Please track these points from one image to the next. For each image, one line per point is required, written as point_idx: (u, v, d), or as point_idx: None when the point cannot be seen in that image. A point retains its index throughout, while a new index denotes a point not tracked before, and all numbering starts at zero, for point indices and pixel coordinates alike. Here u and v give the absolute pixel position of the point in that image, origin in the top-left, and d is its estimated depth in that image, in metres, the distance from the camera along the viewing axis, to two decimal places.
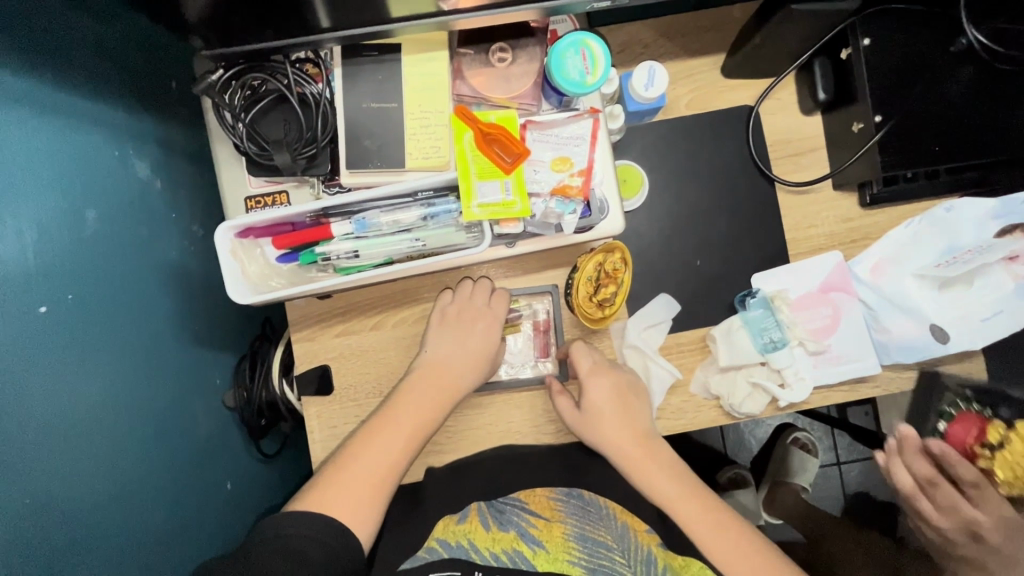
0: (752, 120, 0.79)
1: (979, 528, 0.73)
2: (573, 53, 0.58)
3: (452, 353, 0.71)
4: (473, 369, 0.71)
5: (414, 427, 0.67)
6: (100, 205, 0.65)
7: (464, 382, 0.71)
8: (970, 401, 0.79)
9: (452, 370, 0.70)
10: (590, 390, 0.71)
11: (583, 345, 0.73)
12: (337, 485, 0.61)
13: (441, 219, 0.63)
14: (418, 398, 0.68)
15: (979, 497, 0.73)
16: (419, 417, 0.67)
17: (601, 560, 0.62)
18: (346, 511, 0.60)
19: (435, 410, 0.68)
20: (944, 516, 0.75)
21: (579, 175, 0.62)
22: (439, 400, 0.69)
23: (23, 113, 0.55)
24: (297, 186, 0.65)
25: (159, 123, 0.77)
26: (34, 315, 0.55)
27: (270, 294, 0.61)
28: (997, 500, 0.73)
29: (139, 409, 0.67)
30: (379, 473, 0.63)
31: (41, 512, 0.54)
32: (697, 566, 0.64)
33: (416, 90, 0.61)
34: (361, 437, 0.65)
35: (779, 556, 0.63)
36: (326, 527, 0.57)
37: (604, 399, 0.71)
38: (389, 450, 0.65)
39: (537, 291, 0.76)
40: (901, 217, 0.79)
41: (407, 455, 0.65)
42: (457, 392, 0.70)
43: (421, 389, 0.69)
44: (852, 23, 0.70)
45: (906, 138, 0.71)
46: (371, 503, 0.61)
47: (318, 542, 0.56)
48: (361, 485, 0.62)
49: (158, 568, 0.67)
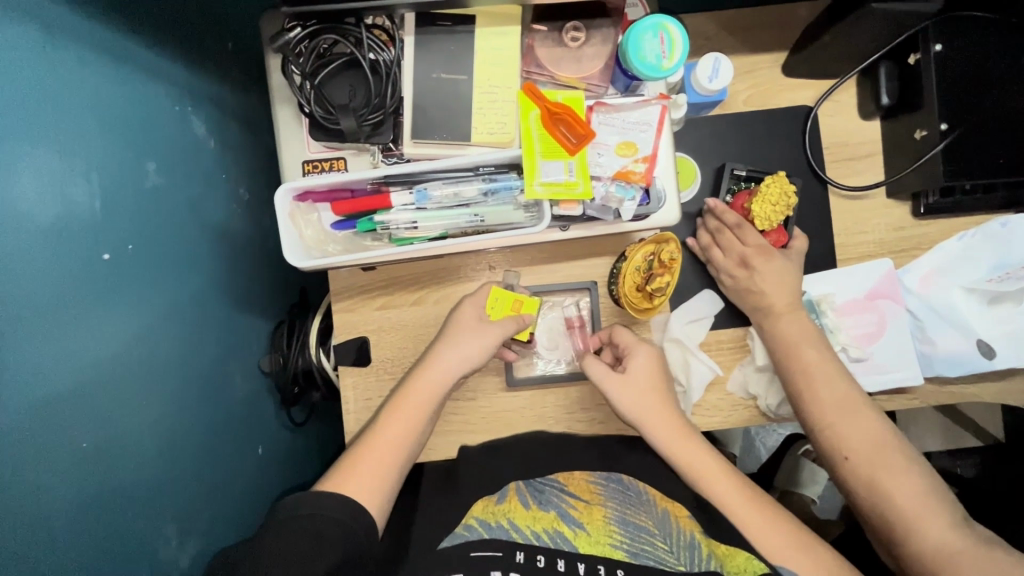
0: (811, 120, 0.78)
1: (747, 257, 0.74)
2: (652, 36, 0.58)
3: (444, 344, 0.69)
4: (459, 362, 0.68)
5: (415, 412, 0.66)
6: (160, 158, 0.65)
7: (449, 374, 0.68)
8: (742, 181, 0.79)
9: (438, 362, 0.68)
10: (634, 360, 0.70)
11: (626, 327, 0.72)
12: (353, 466, 0.63)
13: (501, 196, 0.63)
14: (404, 393, 0.67)
15: (740, 237, 0.74)
16: (420, 402, 0.66)
17: (642, 544, 0.61)
18: (364, 488, 0.61)
19: (420, 405, 0.66)
20: (721, 253, 0.75)
21: (643, 161, 0.62)
22: (436, 385, 0.67)
23: (91, 60, 0.56)
24: (356, 153, 0.65)
25: (216, 83, 0.77)
26: (98, 261, 0.56)
27: (324, 259, 0.61)
28: (742, 242, 0.74)
29: (183, 365, 0.68)
30: (388, 458, 0.64)
31: (95, 457, 0.55)
32: (744, 557, 0.59)
33: (486, 63, 0.60)
34: (376, 424, 0.66)
35: (828, 556, 0.62)
36: (338, 504, 0.58)
37: (643, 373, 0.70)
38: (393, 438, 0.65)
39: (575, 287, 0.76)
40: (953, 230, 0.78)
41: (413, 446, 0.66)
42: (437, 386, 0.67)
43: (407, 387, 0.67)
44: (925, 27, 0.68)
45: (969, 148, 0.70)
46: (385, 481, 0.63)
47: (333, 519, 0.57)
48: (375, 469, 0.63)
49: (194, 524, 0.67)
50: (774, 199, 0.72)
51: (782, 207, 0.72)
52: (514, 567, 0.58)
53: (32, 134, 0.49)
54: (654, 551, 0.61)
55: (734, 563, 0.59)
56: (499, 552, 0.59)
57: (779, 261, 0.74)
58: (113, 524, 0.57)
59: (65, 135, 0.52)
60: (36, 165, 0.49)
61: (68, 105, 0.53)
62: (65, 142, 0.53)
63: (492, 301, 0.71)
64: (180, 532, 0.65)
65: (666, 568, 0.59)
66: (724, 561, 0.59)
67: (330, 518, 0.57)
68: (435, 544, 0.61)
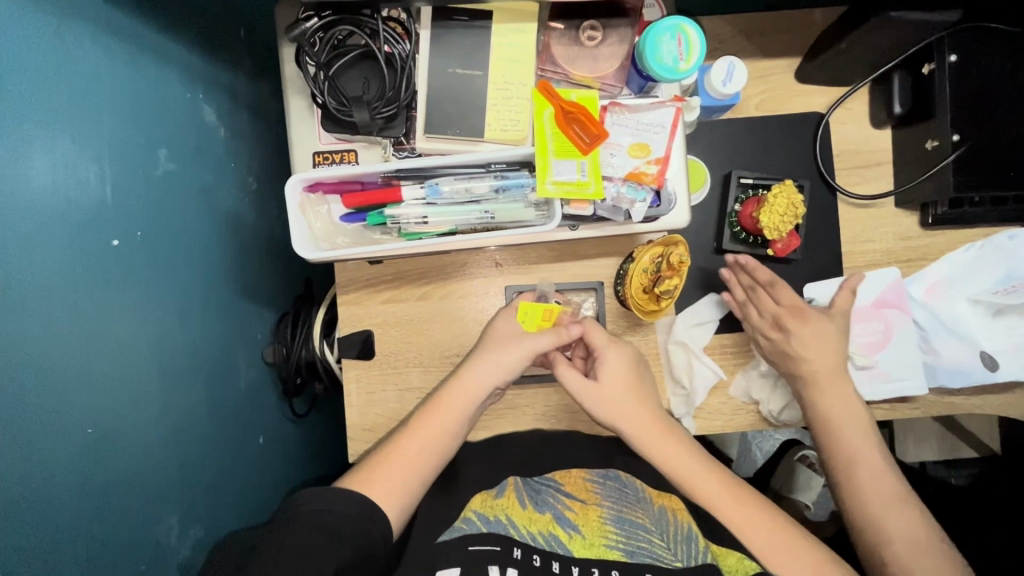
0: (822, 127, 0.78)
1: (779, 317, 0.73)
2: (670, 37, 0.57)
3: (476, 357, 0.68)
4: (490, 374, 0.67)
5: (454, 419, 0.66)
6: (171, 145, 0.65)
7: (480, 386, 0.66)
8: (750, 190, 0.79)
9: (469, 374, 0.67)
10: (604, 361, 0.69)
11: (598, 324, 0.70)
12: (380, 468, 0.62)
13: (511, 193, 0.62)
14: (434, 404, 0.66)
15: (773, 295, 0.73)
16: (461, 408, 0.66)
17: (639, 542, 0.61)
18: (371, 490, 0.61)
19: (448, 417, 0.66)
20: (756, 313, 0.74)
21: (656, 162, 0.62)
22: (474, 393, 0.66)
23: (106, 44, 0.56)
24: (367, 146, 0.65)
25: (228, 71, 0.77)
26: (107, 247, 0.56)
27: (333, 252, 0.60)
28: (775, 301, 0.73)
29: (189, 354, 0.68)
30: (417, 460, 0.64)
31: (101, 441, 0.55)
32: (736, 558, 0.61)
33: (501, 60, 0.60)
34: (411, 425, 0.66)
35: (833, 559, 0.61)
36: (342, 499, 0.58)
37: (618, 373, 0.69)
38: (426, 442, 0.65)
39: (581, 287, 0.76)
40: (960, 241, 0.78)
41: (439, 461, 0.65)
42: (469, 398, 0.66)
43: (439, 399, 0.66)
44: (941, 38, 0.68)
45: (981, 160, 0.70)
46: (395, 481, 0.62)
47: (345, 516, 0.57)
48: (404, 469, 0.63)
49: (196, 512, 0.68)
50: (782, 211, 0.70)
51: (790, 218, 0.71)
52: (513, 563, 0.57)
53: (46, 117, 0.49)
54: (650, 548, 0.60)
55: (726, 562, 0.60)
56: (496, 547, 0.59)
57: (816, 319, 0.72)
58: (116, 510, 0.56)
59: (77, 120, 0.52)
60: (49, 150, 0.49)
61: (82, 90, 0.53)
62: (78, 126, 0.52)
63: (523, 315, 0.70)
64: (183, 520, 0.65)
65: (663, 564, 0.58)
66: (717, 558, 0.60)
67: (330, 510, 0.57)
68: (434, 538, 0.61)
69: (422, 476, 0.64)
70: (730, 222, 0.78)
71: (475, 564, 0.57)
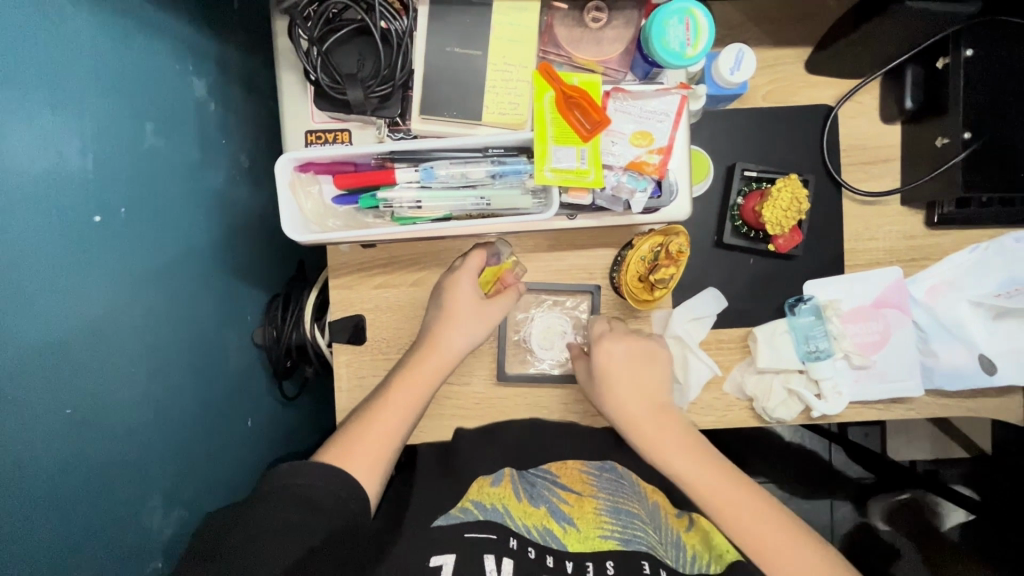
0: (830, 120, 0.76)
1: None
2: (677, 21, 0.55)
3: (447, 323, 0.67)
4: (464, 343, 0.68)
5: (435, 371, 0.66)
6: (158, 119, 0.63)
7: (455, 352, 0.67)
8: (753, 183, 0.77)
9: (448, 339, 0.67)
10: (604, 352, 0.68)
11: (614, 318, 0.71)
12: (361, 446, 0.61)
13: (508, 179, 0.61)
14: (408, 372, 0.66)
15: None
16: (433, 367, 0.66)
17: (634, 530, 0.63)
18: (360, 465, 0.60)
19: (424, 381, 0.66)
20: None
21: (657, 152, 0.60)
22: (446, 359, 0.67)
23: (89, 10, 0.53)
24: (361, 126, 0.63)
25: (219, 43, 0.74)
26: (90, 224, 0.54)
27: (323, 234, 0.59)
28: None
29: (176, 334, 0.67)
30: (389, 435, 0.62)
31: (85, 422, 0.54)
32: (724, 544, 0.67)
33: (502, 40, 0.59)
34: (395, 384, 0.65)
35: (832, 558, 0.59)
36: (334, 479, 0.57)
37: (616, 364, 0.68)
38: (400, 412, 0.64)
39: (578, 290, 0.74)
40: (965, 242, 0.76)
41: (409, 426, 0.64)
42: (443, 364, 0.67)
43: (418, 359, 0.66)
44: (959, 30, 0.65)
45: (994, 159, 0.68)
46: (383, 462, 0.61)
47: (327, 490, 0.56)
48: (389, 431, 0.63)
49: (182, 495, 0.67)
50: (786, 205, 0.69)
51: (794, 213, 0.69)
52: (508, 552, 0.57)
53: (27, 85, 0.47)
54: (643, 535, 0.63)
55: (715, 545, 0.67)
56: (493, 534, 0.59)
57: None
58: (96, 491, 0.55)
59: (59, 89, 0.50)
60: (27, 119, 0.47)
61: (58, 55, 0.50)
62: (57, 97, 0.50)
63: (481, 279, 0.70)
64: (166, 503, 0.64)
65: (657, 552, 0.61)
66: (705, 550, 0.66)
67: (321, 490, 0.56)
68: (429, 522, 0.61)
69: (402, 439, 0.64)
70: (732, 215, 0.77)
71: (471, 552, 0.57)
